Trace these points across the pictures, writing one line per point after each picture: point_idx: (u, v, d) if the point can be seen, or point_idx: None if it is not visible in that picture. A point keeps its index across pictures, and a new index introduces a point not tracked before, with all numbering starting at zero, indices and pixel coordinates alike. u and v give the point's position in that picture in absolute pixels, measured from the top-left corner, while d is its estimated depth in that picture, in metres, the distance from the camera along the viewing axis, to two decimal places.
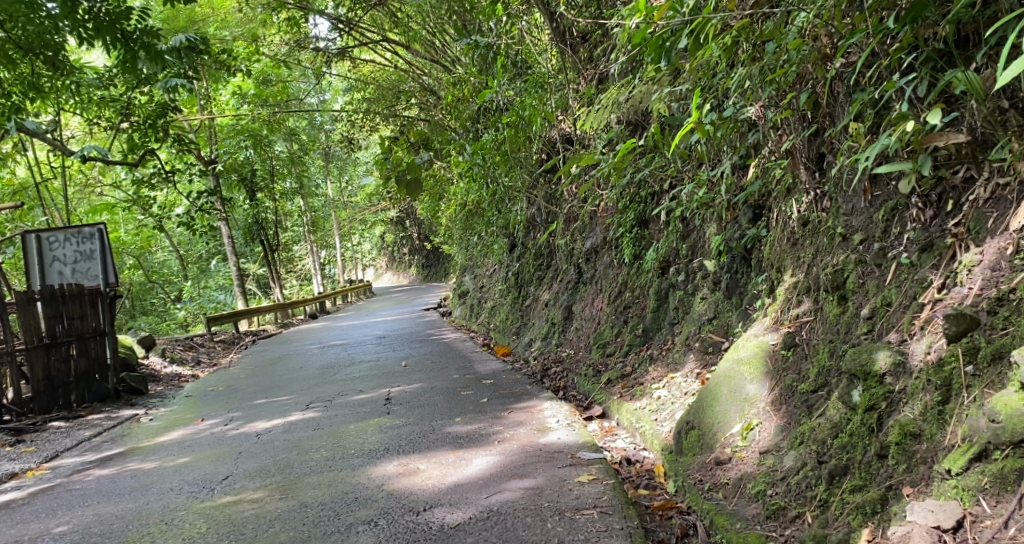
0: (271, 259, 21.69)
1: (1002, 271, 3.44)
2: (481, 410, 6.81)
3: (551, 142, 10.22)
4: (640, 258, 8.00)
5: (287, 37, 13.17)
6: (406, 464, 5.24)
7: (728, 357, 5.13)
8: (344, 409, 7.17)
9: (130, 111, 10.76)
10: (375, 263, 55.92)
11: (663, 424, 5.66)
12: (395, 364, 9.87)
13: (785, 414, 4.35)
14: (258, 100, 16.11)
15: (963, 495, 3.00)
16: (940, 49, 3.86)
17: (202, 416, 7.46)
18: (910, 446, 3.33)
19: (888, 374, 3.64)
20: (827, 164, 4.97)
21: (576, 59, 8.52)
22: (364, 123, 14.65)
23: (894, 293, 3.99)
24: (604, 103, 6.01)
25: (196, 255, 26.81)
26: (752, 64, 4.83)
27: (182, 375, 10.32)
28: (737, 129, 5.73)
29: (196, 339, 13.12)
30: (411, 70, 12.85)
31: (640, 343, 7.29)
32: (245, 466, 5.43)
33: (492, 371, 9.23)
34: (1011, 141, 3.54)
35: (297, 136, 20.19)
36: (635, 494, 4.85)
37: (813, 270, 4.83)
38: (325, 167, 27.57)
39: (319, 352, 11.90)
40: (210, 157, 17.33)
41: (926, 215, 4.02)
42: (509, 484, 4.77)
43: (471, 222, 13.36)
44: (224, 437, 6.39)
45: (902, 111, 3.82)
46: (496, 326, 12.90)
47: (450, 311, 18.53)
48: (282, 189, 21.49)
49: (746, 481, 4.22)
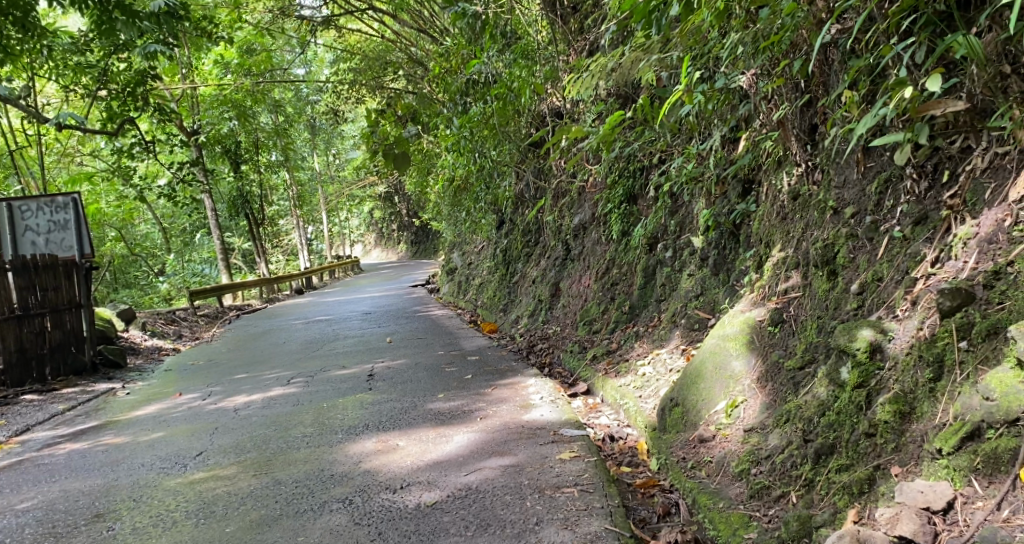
0: (257, 233, 21.45)
1: (999, 244, 3.30)
2: (465, 386, 6.70)
3: (540, 115, 10.06)
4: (628, 235, 7.86)
5: (271, 5, 12.85)
6: (385, 440, 5.12)
7: (715, 334, 5.01)
8: (325, 384, 7.04)
9: (108, 79, 10.48)
10: (364, 238, 55.62)
11: (647, 400, 5.54)
12: (379, 340, 9.73)
13: (772, 391, 4.26)
14: (242, 70, 15.80)
15: (954, 476, 2.90)
16: (942, 11, 3.71)
17: (180, 391, 7.31)
18: (899, 425, 3.22)
19: (878, 351, 3.52)
20: (820, 135, 4.84)
21: (566, 30, 8.59)
22: (351, 94, 14.43)
23: (886, 268, 3.88)
24: (592, 72, 5.83)
25: (180, 228, 26.42)
26: (745, 30, 4.67)
27: (162, 349, 10.15)
28: (729, 100, 5.59)
29: (177, 314, 12.89)
30: (399, 41, 12.62)
31: (627, 319, 7.16)
32: (220, 442, 5.29)
33: (478, 347, 9.11)
34: (1012, 108, 3.42)
35: (282, 108, 19.92)
36: (616, 472, 4.75)
37: (802, 245, 4.70)
38: (313, 140, 27.22)
39: (304, 327, 11.76)
40: (193, 128, 16.98)
41: (920, 186, 3.90)
42: (489, 462, 4.65)
43: (460, 197, 13.19)
44: (201, 411, 6.25)
45: (899, 77, 3.67)
46: (484, 303, 12.77)
47: (438, 287, 18.37)
48: (267, 162, 21.20)
49: (730, 460, 4.11)
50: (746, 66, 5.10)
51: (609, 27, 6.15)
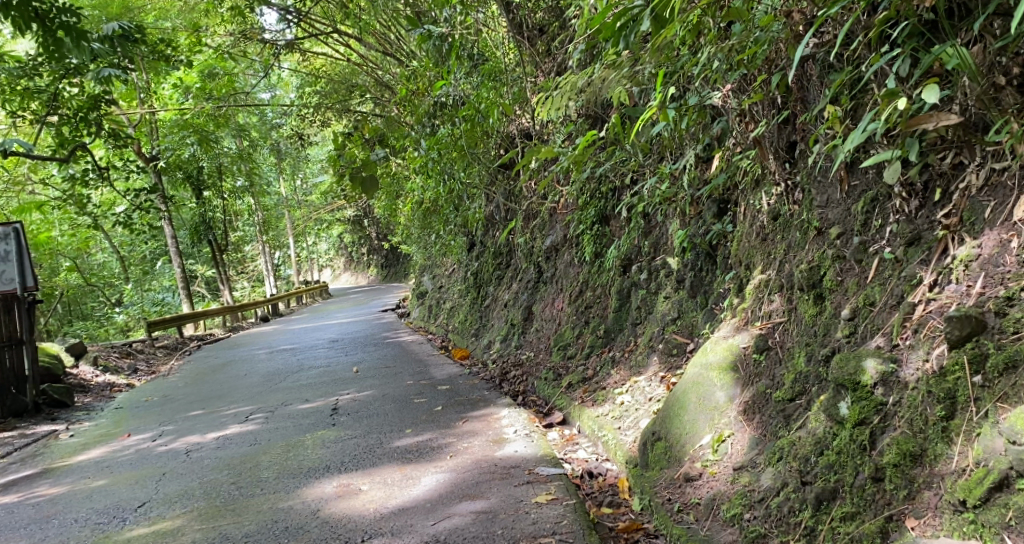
0: (221, 259, 20.84)
1: (1007, 267, 3.07)
2: (434, 420, 6.33)
3: (509, 137, 9.81)
4: (601, 256, 7.60)
5: (232, 28, 12.51)
6: (347, 484, 4.74)
7: (696, 362, 4.72)
8: (286, 420, 6.62)
9: (58, 104, 10.04)
10: (333, 262, 54.88)
11: (626, 432, 5.23)
12: (345, 370, 9.31)
13: (760, 425, 3.98)
14: (203, 94, 15.36)
15: (984, 533, 2.66)
16: (927, 20, 3.48)
17: (129, 431, 6.84)
18: (910, 470, 2.98)
19: (879, 384, 3.26)
20: (799, 153, 4.57)
21: (533, 52, 8.27)
22: (316, 118, 14.11)
23: (879, 291, 3.62)
24: (562, 92, 5.55)
25: (139, 257, 25.68)
26: (719, 44, 4.41)
27: (114, 385, 9.63)
28: (702, 119, 5.34)
29: (134, 347, 12.35)
30: (365, 64, 12.37)
31: (602, 344, 6.87)
32: (165, 491, 4.87)
33: (449, 376, 8.75)
34: (1009, 121, 3.19)
35: (245, 132, 19.49)
36: (597, 513, 4.42)
37: (785, 267, 4.44)
38: (277, 164, 26.73)
39: (267, 357, 11.30)
40: (152, 153, 16.48)
41: (910, 205, 3.65)
42: (459, 507, 4.30)
43: (429, 219, 12.85)
44: (148, 455, 5.82)
45: (888, 89, 3.41)
46: (455, 328, 12.42)
47: (408, 312, 17.95)
48: (230, 188, 20.71)
49: (720, 502, 3.83)
50: (720, 81, 4.84)
51: (578, 46, 5.86)
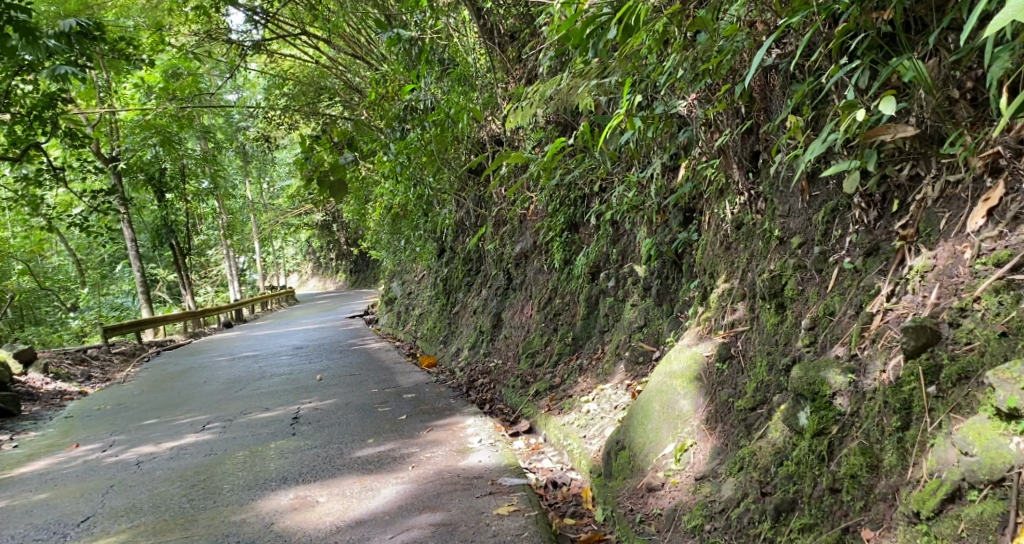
0: (183, 263, 20.45)
1: (961, 278, 3.09)
2: (398, 429, 6.25)
3: (479, 143, 9.76)
4: (570, 263, 7.57)
5: (197, 28, 12.29)
6: (303, 496, 4.64)
7: (660, 370, 4.70)
8: (244, 429, 6.49)
9: (12, 102, 9.77)
10: (300, 266, 54.28)
11: (591, 441, 5.19)
12: (309, 378, 9.17)
13: (722, 434, 3.97)
14: (166, 94, 15.06)
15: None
16: (886, 34, 3.51)
17: (78, 441, 6.65)
18: (866, 481, 2.99)
19: (839, 395, 3.27)
20: (763, 163, 4.59)
21: (504, 58, 8.25)
22: (284, 120, 13.94)
23: (838, 301, 3.63)
24: (530, 99, 5.51)
25: (97, 260, 25.12)
26: (685, 53, 4.39)
27: (65, 392, 9.39)
28: (669, 128, 5.34)
29: (89, 353, 12.05)
30: (335, 67, 12.22)
31: (570, 352, 6.84)
32: (112, 504, 4.75)
33: (415, 383, 8.66)
34: (963, 134, 3.23)
35: (210, 134, 19.17)
36: (559, 524, 4.38)
37: (748, 276, 4.45)
38: (244, 167, 26.34)
39: (228, 365, 11.09)
40: (111, 154, 16.14)
41: (869, 216, 3.67)
42: (418, 519, 4.24)
43: (399, 225, 12.74)
44: (97, 466, 5.66)
45: (847, 101, 3.43)
46: (424, 335, 12.31)
47: (376, 318, 17.79)
48: (194, 191, 20.35)
49: (681, 513, 3.82)
50: (685, 91, 4.85)
51: (547, 53, 5.83)
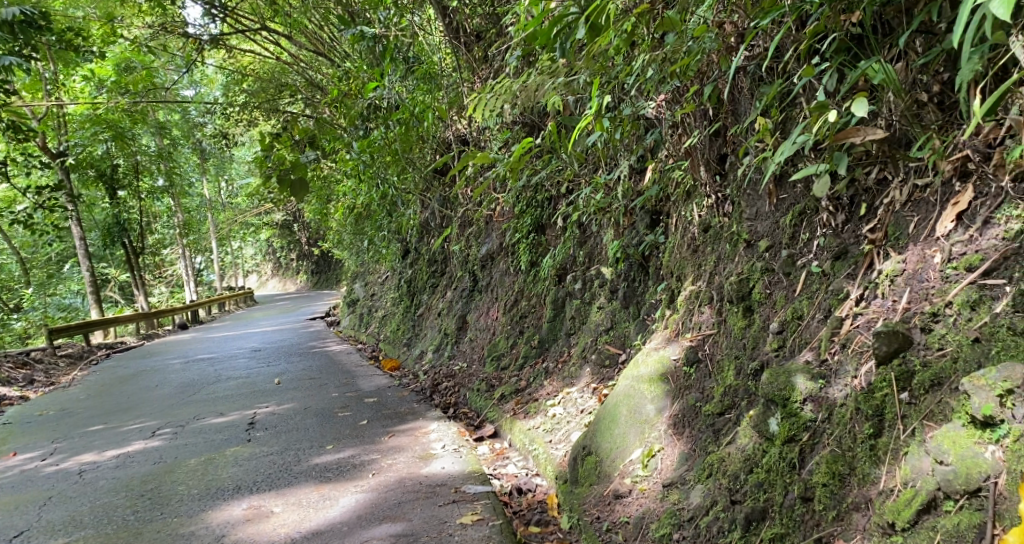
0: (135, 263, 19.90)
1: (931, 283, 3.06)
2: (359, 434, 6.08)
3: (444, 143, 9.63)
4: (536, 265, 7.48)
5: (151, 20, 11.92)
6: (258, 506, 4.47)
7: (627, 375, 4.62)
8: (197, 435, 6.27)
9: None
10: (259, 267, 53.44)
11: (557, 446, 5.10)
12: (266, 381, 8.95)
13: (689, 440, 3.90)
14: (118, 88, 14.60)
15: None
16: (855, 36, 3.47)
17: (16, 449, 6.36)
18: (839, 490, 2.93)
19: (809, 400, 3.22)
20: (730, 165, 4.54)
21: (469, 57, 8.12)
22: (242, 116, 13.60)
23: (807, 305, 3.59)
24: (496, 98, 5.39)
25: (45, 258, 24.32)
26: (653, 54, 4.32)
27: (7, 397, 9.03)
28: (636, 129, 5.27)
29: (33, 356, 11.61)
30: (295, 63, 11.96)
31: (536, 355, 6.74)
32: (50, 517, 4.53)
33: (377, 387, 8.49)
34: (932, 138, 3.20)
35: (166, 130, 18.66)
36: (524, 533, 4.28)
37: (715, 280, 4.39)
38: (201, 165, 25.75)
39: (182, 368, 10.79)
40: (59, 149, 15.60)
41: (837, 219, 3.63)
42: (376, 530, 4.10)
43: (363, 225, 12.54)
44: (36, 476, 5.41)
45: (817, 103, 3.37)
46: (386, 337, 12.12)
47: (338, 320, 17.53)
48: (149, 188, 19.81)
49: (649, 521, 3.75)
50: (653, 92, 4.78)
51: (514, 52, 5.71)
